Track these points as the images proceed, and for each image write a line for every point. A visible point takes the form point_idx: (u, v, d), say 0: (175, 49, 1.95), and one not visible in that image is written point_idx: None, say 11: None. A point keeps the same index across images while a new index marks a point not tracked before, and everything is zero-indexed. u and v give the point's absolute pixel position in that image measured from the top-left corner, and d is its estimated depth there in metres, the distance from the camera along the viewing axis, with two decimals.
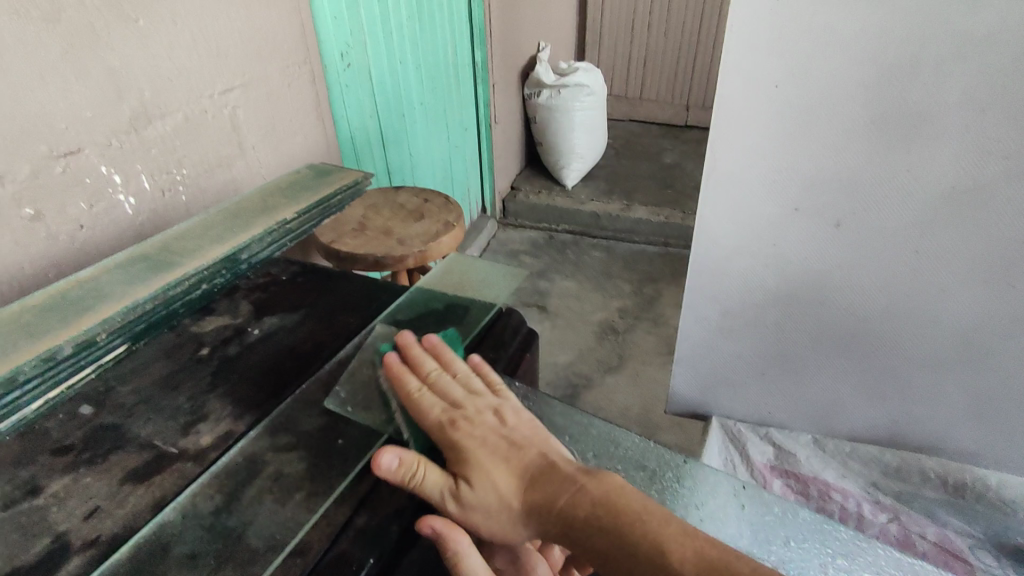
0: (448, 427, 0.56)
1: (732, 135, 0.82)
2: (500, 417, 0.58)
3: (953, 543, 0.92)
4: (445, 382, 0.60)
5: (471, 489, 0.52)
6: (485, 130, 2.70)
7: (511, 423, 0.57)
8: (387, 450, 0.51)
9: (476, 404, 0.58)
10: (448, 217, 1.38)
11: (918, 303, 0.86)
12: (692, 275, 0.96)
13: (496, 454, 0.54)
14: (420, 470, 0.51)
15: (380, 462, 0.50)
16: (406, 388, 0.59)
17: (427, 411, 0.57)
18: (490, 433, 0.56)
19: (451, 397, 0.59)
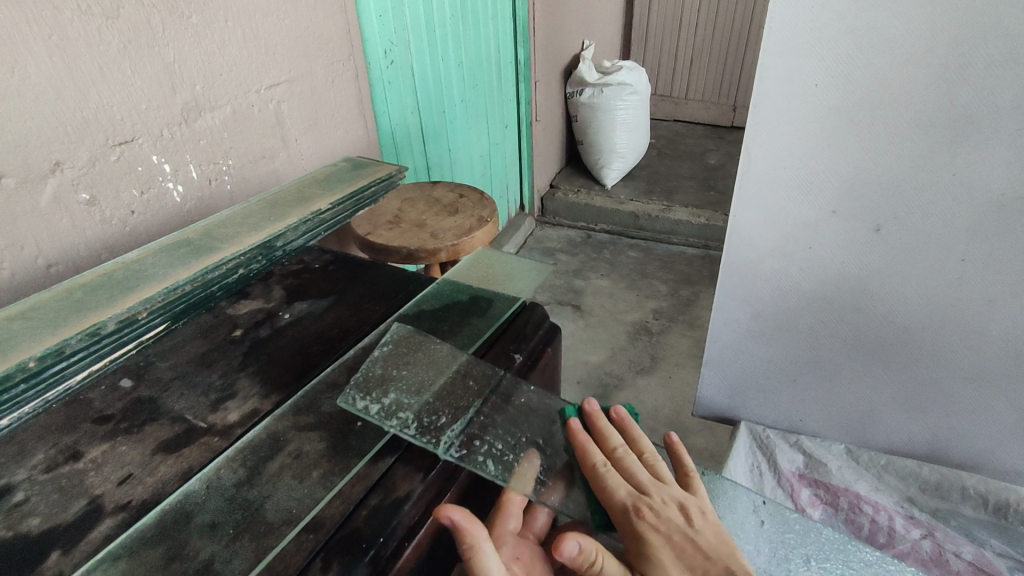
0: (635, 514, 0.54)
1: (768, 135, 0.80)
2: (686, 513, 0.56)
3: (991, 564, 0.87)
4: (632, 463, 0.59)
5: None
6: (526, 128, 2.71)
7: (694, 522, 0.56)
8: (570, 536, 0.49)
9: (661, 493, 0.56)
10: (482, 212, 1.39)
11: (963, 314, 0.82)
12: (724, 276, 0.95)
13: (678, 555, 0.53)
14: (598, 559, 0.50)
15: (563, 548, 0.49)
16: (592, 462, 0.57)
17: (613, 489, 0.55)
18: (676, 532, 0.54)
19: (637, 480, 0.57)
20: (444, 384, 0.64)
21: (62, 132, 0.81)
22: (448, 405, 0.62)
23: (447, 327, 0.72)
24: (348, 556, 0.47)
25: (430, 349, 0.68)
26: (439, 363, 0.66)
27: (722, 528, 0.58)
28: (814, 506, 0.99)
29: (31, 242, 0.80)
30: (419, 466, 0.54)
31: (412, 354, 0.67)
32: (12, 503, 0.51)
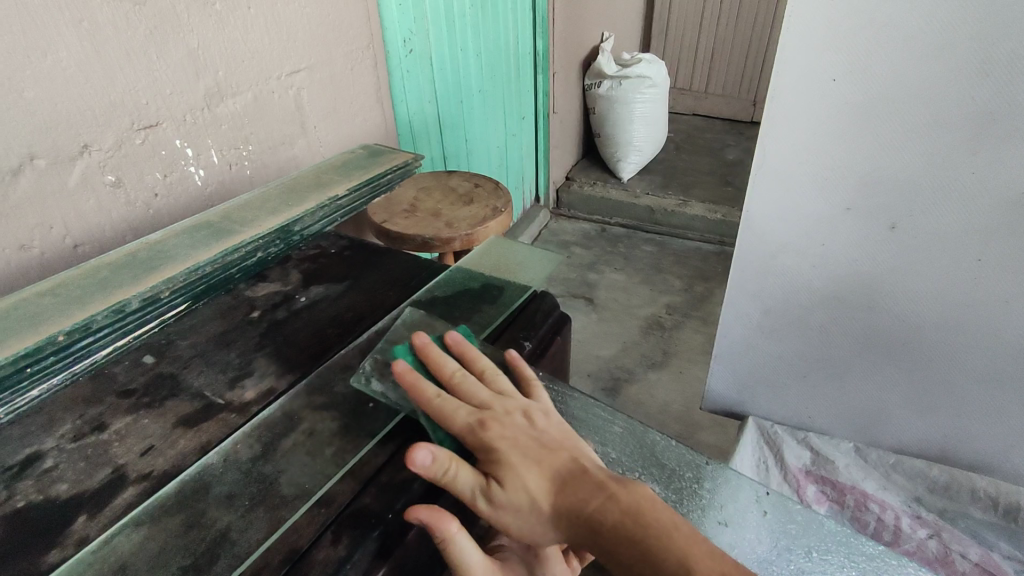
0: (479, 428, 0.53)
1: (784, 131, 0.80)
2: (528, 417, 0.55)
3: (997, 567, 0.86)
4: (471, 382, 0.58)
5: (502, 489, 0.50)
6: (543, 119, 2.70)
7: (541, 426, 0.55)
8: (423, 445, 0.49)
9: (504, 405, 0.56)
10: (497, 202, 1.40)
11: (976, 314, 0.82)
12: (735, 271, 0.95)
13: (529, 458, 0.52)
14: (452, 468, 0.49)
15: (414, 458, 0.48)
16: (427, 390, 0.56)
17: (452, 412, 0.54)
18: (520, 434, 0.53)
19: (474, 397, 0.57)
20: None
21: (90, 115, 0.83)
22: None
23: (459, 313, 0.73)
24: (358, 529, 0.49)
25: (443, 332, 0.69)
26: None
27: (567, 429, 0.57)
28: (819, 503, 0.98)
29: (59, 222, 0.83)
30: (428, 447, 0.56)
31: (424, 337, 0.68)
32: (40, 469, 0.53)
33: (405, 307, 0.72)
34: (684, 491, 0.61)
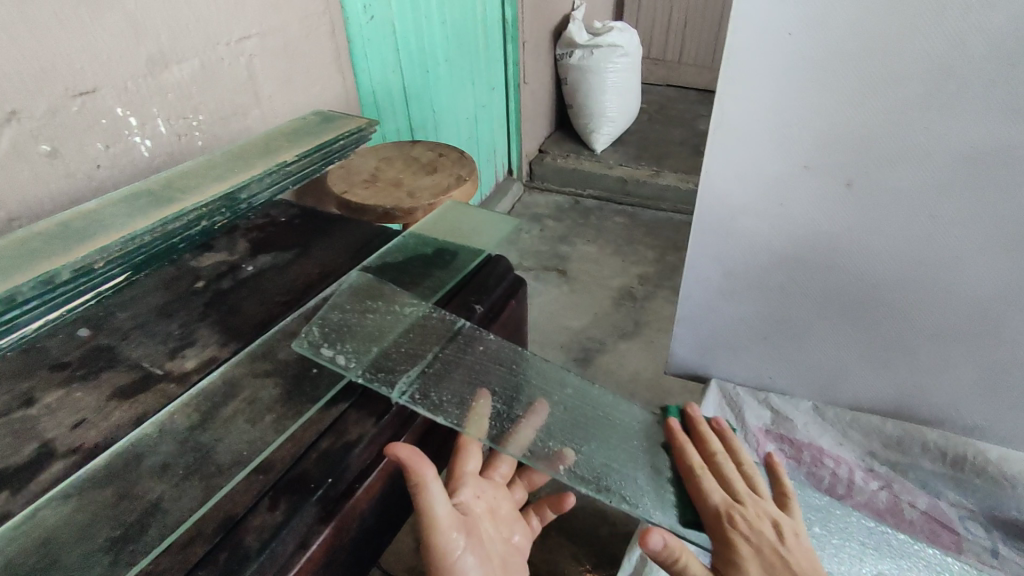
0: (728, 521, 0.57)
1: (741, 87, 0.78)
2: (778, 530, 0.59)
3: (942, 514, 0.93)
4: (728, 464, 0.64)
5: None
6: (513, 91, 2.66)
7: (789, 542, 0.58)
8: (655, 530, 0.55)
9: (757, 508, 0.60)
10: (460, 171, 1.38)
11: (931, 271, 0.82)
12: (695, 232, 0.94)
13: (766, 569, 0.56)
14: (683, 558, 0.55)
15: (648, 541, 0.54)
16: (692, 462, 0.63)
17: (708, 492, 0.60)
18: (766, 546, 0.57)
19: (732, 488, 0.62)
20: (402, 332, 0.63)
21: (18, 81, 0.79)
22: (406, 350, 0.61)
23: (409, 279, 0.71)
24: (296, 495, 0.48)
25: (392, 297, 0.67)
26: (396, 312, 0.66)
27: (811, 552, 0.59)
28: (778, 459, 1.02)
29: None
30: (372, 411, 0.55)
31: (372, 302, 0.66)
32: None
33: (354, 271, 0.70)
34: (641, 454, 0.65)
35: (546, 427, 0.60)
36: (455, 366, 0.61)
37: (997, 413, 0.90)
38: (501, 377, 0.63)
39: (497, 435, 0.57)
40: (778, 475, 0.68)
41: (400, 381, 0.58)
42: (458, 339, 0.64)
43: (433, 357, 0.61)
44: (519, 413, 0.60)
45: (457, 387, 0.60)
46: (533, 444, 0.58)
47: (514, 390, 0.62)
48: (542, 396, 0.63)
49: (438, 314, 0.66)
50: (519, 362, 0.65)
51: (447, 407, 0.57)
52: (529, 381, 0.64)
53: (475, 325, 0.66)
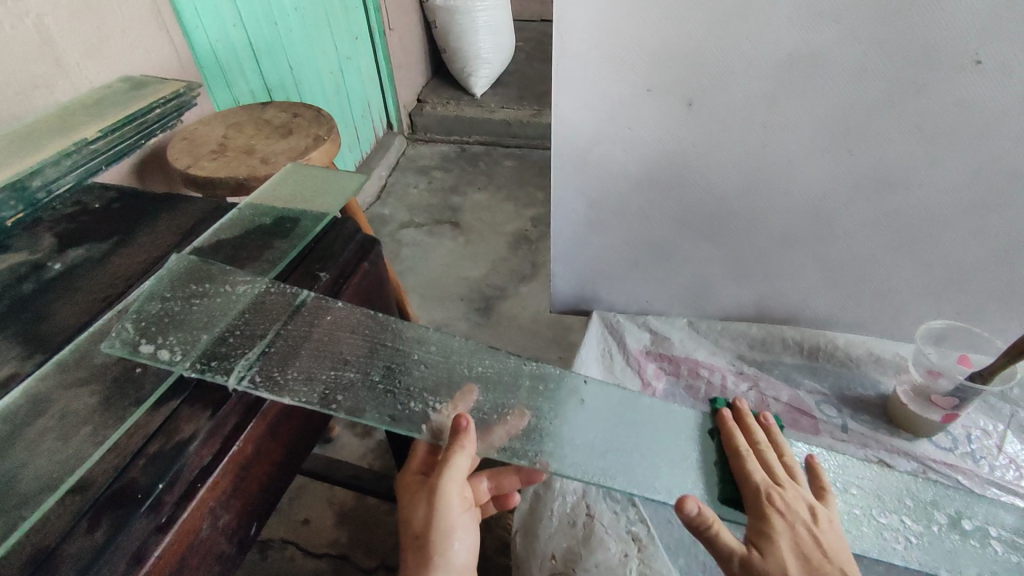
0: (773, 494, 0.57)
1: (576, 13, 0.76)
2: (813, 513, 0.56)
3: (803, 402, 0.95)
4: (771, 455, 0.62)
5: (762, 559, 0.53)
6: (379, 37, 2.50)
7: (824, 525, 0.56)
8: (690, 497, 0.53)
9: (796, 492, 0.58)
10: (319, 129, 1.28)
11: (772, 177, 0.87)
12: (556, 168, 0.93)
13: (801, 551, 0.54)
14: (716, 527, 0.53)
15: (684, 506, 0.52)
16: (736, 442, 0.62)
17: (750, 471, 0.59)
18: (802, 524, 0.55)
19: (773, 472, 0.60)
20: (239, 314, 0.59)
21: None
22: (242, 334, 0.57)
23: (246, 255, 0.65)
24: (121, 509, 0.44)
25: (223, 277, 0.61)
26: (229, 293, 0.60)
27: (845, 548, 0.57)
28: (659, 377, 1.02)
29: None
30: (207, 404, 0.51)
31: (199, 288, 0.60)
32: None
33: (176, 254, 0.63)
34: (521, 401, 0.60)
35: (408, 385, 0.58)
36: (300, 342, 0.58)
37: (841, 301, 0.99)
38: (353, 344, 0.60)
39: (351, 405, 0.54)
40: (817, 474, 0.64)
41: (236, 367, 0.53)
42: (301, 311, 0.60)
43: (274, 337, 0.58)
44: (377, 377, 0.58)
45: (301, 367, 0.56)
46: (392, 407, 0.55)
47: (369, 355, 0.59)
48: (401, 356, 0.60)
49: (277, 289, 0.61)
50: (372, 329, 0.62)
51: (292, 385, 0.54)
52: (386, 342, 0.61)
53: (321, 293, 0.63)
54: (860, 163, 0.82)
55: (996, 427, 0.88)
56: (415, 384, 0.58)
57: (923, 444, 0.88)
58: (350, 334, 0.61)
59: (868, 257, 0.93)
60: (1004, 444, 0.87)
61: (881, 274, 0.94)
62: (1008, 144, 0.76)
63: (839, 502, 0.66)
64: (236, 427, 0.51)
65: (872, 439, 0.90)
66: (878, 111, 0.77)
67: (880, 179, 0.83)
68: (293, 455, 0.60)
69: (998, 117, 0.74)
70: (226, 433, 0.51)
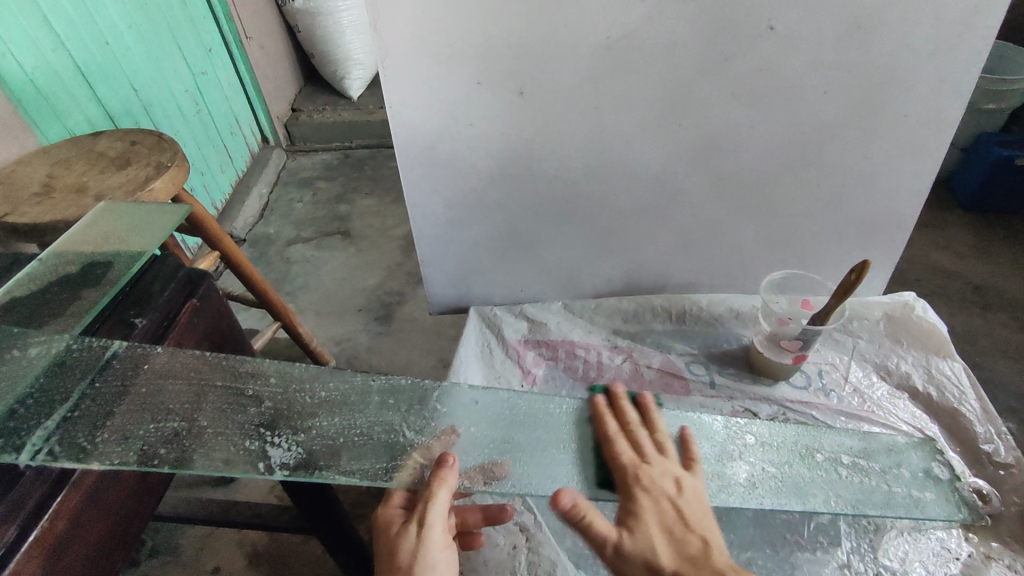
0: (635, 481, 0.58)
1: (390, 12, 0.75)
2: (679, 484, 0.58)
3: (674, 366, 1.00)
4: (642, 434, 0.62)
5: (632, 540, 0.55)
6: (236, 48, 2.36)
7: (688, 495, 0.58)
8: (563, 491, 0.55)
9: (661, 468, 0.59)
10: (161, 157, 1.19)
11: (613, 155, 0.89)
12: (405, 171, 0.92)
13: (666, 527, 0.55)
14: (593, 513, 0.54)
15: (559, 501, 0.54)
16: (608, 428, 0.62)
17: (618, 452, 0.59)
18: (666, 501, 0.57)
19: (642, 449, 0.61)
20: (37, 382, 0.54)
21: None
22: (40, 403, 0.52)
23: (46, 311, 0.59)
24: None
25: (17, 344, 0.56)
26: (20, 359, 0.55)
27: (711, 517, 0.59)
28: (539, 364, 1.02)
29: None
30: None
31: None
32: None
33: None
34: (372, 420, 0.58)
35: (243, 424, 0.55)
36: (113, 399, 0.53)
37: (699, 265, 1.04)
38: (177, 391, 0.56)
39: (176, 457, 0.51)
40: (690, 445, 0.65)
41: (31, 439, 0.48)
42: (112, 365, 0.56)
43: (79, 399, 0.53)
44: (205, 421, 0.54)
45: (112, 426, 0.52)
46: (225, 450, 0.53)
47: (197, 399, 0.56)
48: (234, 394, 0.57)
49: (81, 345, 0.57)
50: (199, 371, 0.58)
51: (103, 447, 0.50)
52: (216, 382, 0.58)
53: (136, 342, 0.59)
54: (689, 133, 0.86)
55: (842, 359, 0.96)
56: (250, 421, 0.55)
57: (781, 387, 0.94)
58: (172, 380, 0.56)
59: (713, 221, 0.98)
60: (849, 373, 0.95)
61: (728, 235, 1.00)
62: (809, 101, 0.83)
63: (692, 466, 0.65)
64: (41, 501, 0.47)
65: (737, 390, 0.95)
66: (694, 82, 0.81)
67: (709, 147, 0.88)
68: (132, 518, 0.56)
69: (797, 77, 0.80)
70: (26, 510, 0.46)
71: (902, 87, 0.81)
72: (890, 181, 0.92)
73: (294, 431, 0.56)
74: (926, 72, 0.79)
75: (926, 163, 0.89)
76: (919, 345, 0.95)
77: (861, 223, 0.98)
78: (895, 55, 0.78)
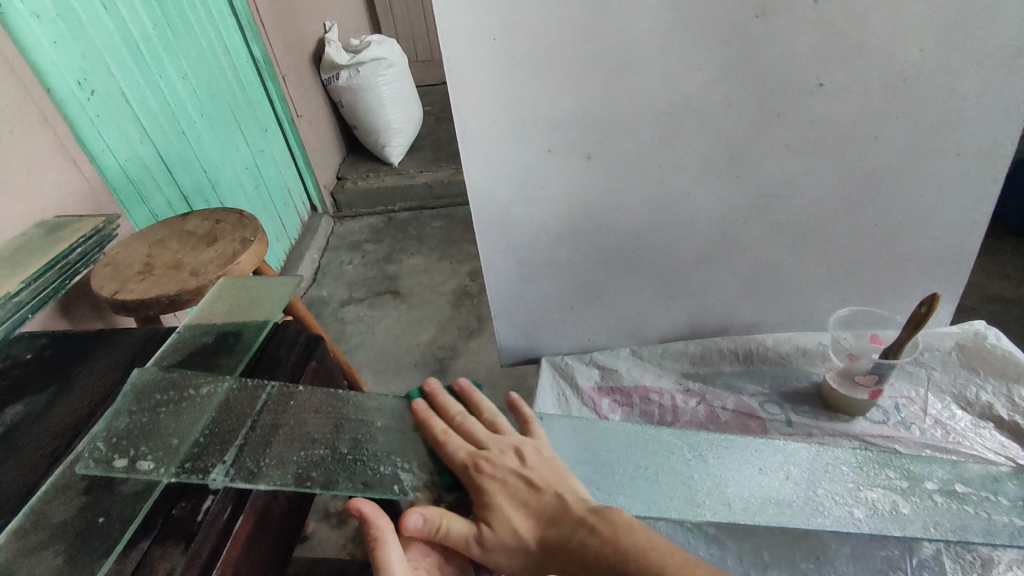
0: (474, 469, 0.60)
1: (471, 96, 0.84)
2: (521, 457, 0.61)
3: (748, 406, 1.01)
4: (469, 423, 0.65)
5: (490, 529, 0.58)
6: (290, 126, 2.54)
7: (531, 462, 0.61)
8: (411, 512, 0.57)
9: (498, 445, 0.62)
10: (245, 232, 1.28)
11: (676, 208, 0.96)
12: (480, 234, 0.99)
13: (517, 501, 0.59)
14: (445, 523, 0.58)
15: (407, 523, 0.57)
16: (433, 431, 0.63)
17: (452, 449, 0.61)
18: (510, 475, 0.60)
19: (475, 438, 0.63)
20: (205, 420, 0.61)
21: None
22: (210, 436, 0.59)
23: (198, 369, 0.67)
24: None
25: (180, 407, 0.62)
26: (193, 398, 0.63)
27: (560, 466, 0.63)
28: (614, 410, 1.06)
29: None
30: (178, 539, 0.51)
31: (158, 416, 0.60)
32: None
33: (136, 369, 0.65)
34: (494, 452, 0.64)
35: (376, 452, 0.62)
36: (271, 430, 0.61)
37: (763, 307, 1.08)
38: (319, 423, 0.63)
39: (324, 479, 0.57)
40: (521, 409, 0.69)
41: (214, 468, 0.56)
42: (266, 402, 0.64)
43: (242, 433, 0.60)
44: (345, 449, 0.61)
45: (272, 454, 0.59)
46: (364, 474, 0.59)
47: (336, 430, 0.63)
48: (366, 426, 0.64)
49: (241, 386, 0.65)
50: (335, 408, 0.65)
51: (266, 471, 0.57)
52: (349, 416, 0.65)
53: (282, 381, 0.67)
54: (747, 185, 0.93)
55: (918, 393, 0.97)
56: (382, 450, 0.62)
57: (859, 422, 0.95)
58: (314, 415, 0.64)
59: (775, 262, 1.02)
60: (927, 406, 0.95)
61: (790, 275, 1.03)
62: (861, 147, 0.89)
63: (784, 488, 0.70)
64: (228, 520, 0.54)
65: (815, 427, 0.96)
66: (750, 136, 0.88)
67: (766, 196, 0.94)
68: (282, 536, 0.64)
69: (848, 127, 0.87)
70: (213, 538, 0.52)
71: (950, 129, 0.87)
72: (947, 215, 0.95)
73: (422, 456, 0.62)
74: (972, 113, 0.85)
75: (978, 196, 0.93)
76: (996, 373, 0.96)
77: (920, 257, 1.01)
78: (941, 101, 0.84)
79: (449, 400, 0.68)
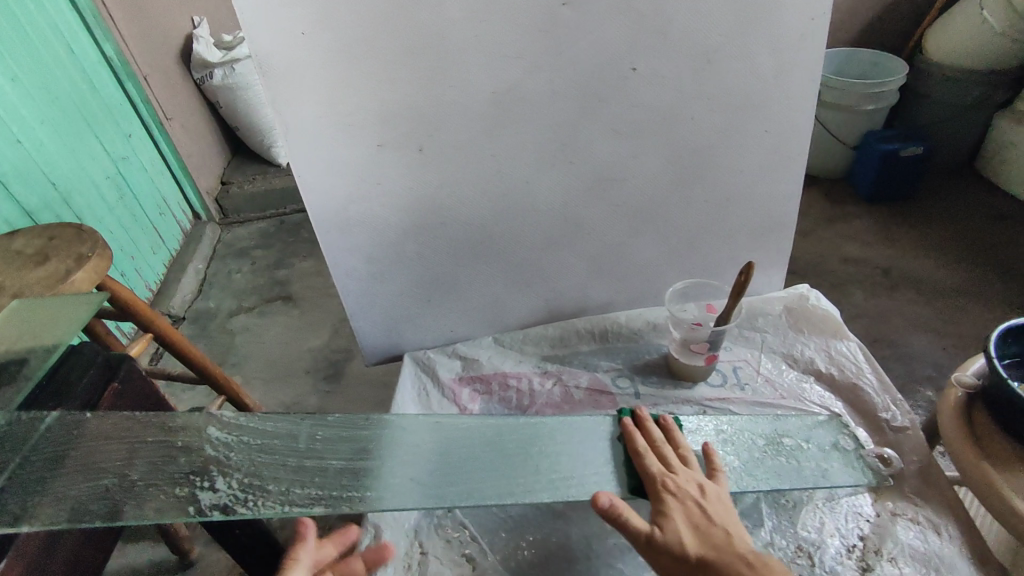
0: (665, 485, 0.70)
1: (288, 93, 0.81)
2: (702, 490, 0.70)
3: (600, 383, 1.05)
4: (667, 448, 0.76)
5: (663, 533, 0.65)
6: (160, 131, 2.37)
7: (710, 497, 0.69)
8: None
9: (686, 475, 0.72)
10: (80, 247, 1.19)
11: (516, 196, 0.97)
12: (322, 234, 0.96)
13: (693, 522, 0.66)
14: None
15: None
16: (637, 444, 0.76)
17: (647, 462, 0.73)
18: (694, 501, 0.69)
19: (668, 462, 0.74)
20: None
21: None
22: None
23: None
24: None
25: None
26: None
27: (733, 510, 0.70)
28: (474, 399, 1.04)
29: None
30: None
31: None
32: None
33: None
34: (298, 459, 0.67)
35: (175, 473, 0.62)
36: (53, 465, 0.61)
37: (614, 286, 1.11)
38: (112, 452, 0.63)
39: (109, 512, 0.58)
40: (712, 457, 0.77)
41: None
42: (46, 435, 0.63)
43: (13, 471, 0.61)
44: (137, 475, 0.61)
45: (48, 491, 0.59)
46: (157, 500, 0.60)
47: (130, 457, 0.63)
48: (166, 446, 0.64)
49: (16, 421, 0.64)
50: (127, 433, 0.65)
51: (36, 511, 0.57)
52: (147, 441, 0.65)
53: (67, 408, 0.66)
54: (582, 169, 0.95)
55: (753, 354, 1.04)
56: (181, 471, 0.62)
57: (699, 388, 1.01)
58: (107, 442, 0.64)
59: (619, 242, 1.05)
60: (760, 365, 1.02)
61: (635, 253, 1.07)
62: (681, 128, 0.93)
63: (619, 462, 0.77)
64: None
65: (659, 397, 1.01)
66: (578, 122, 0.90)
67: (601, 179, 0.97)
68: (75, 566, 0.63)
69: (666, 109, 0.91)
70: None
71: (758, 108, 0.93)
72: (767, 188, 1.02)
73: (225, 476, 0.63)
74: (774, 92, 0.91)
75: (791, 169, 1.01)
76: (817, 331, 1.05)
77: (749, 228, 1.07)
78: (746, 81, 0.90)
79: (642, 433, 0.78)
